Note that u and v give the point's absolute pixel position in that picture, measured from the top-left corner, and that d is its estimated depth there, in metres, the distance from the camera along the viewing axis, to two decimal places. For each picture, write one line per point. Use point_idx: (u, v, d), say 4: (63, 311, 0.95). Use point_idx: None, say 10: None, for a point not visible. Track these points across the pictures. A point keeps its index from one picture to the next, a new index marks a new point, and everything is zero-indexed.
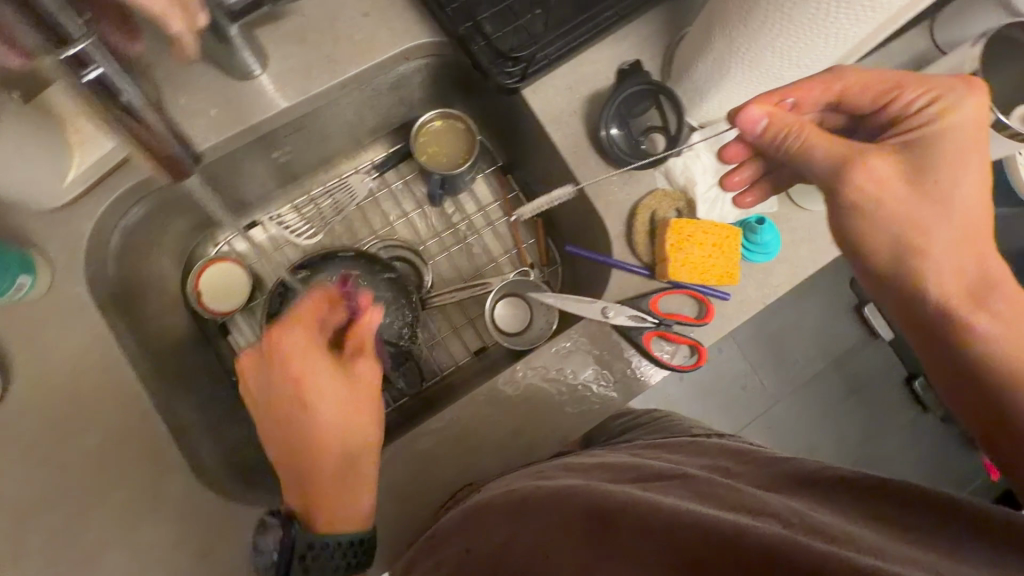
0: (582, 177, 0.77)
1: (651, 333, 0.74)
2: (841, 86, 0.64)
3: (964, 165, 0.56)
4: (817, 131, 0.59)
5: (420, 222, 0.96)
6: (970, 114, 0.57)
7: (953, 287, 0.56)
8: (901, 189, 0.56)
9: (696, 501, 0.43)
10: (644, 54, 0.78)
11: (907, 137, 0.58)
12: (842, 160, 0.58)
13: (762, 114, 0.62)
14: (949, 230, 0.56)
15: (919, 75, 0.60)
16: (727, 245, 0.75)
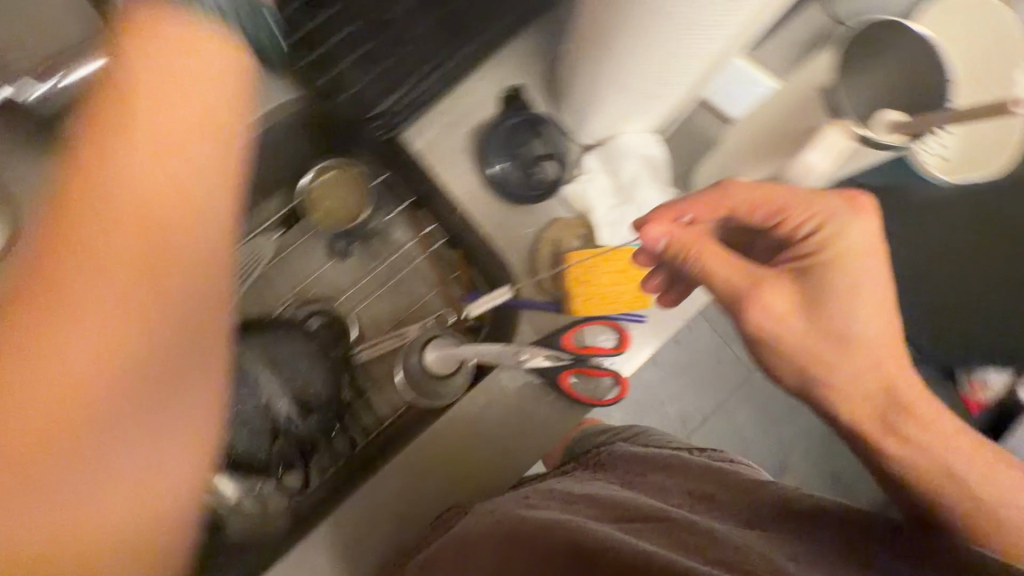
0: (478, 216, 0.73)
1: (567, 371, 0.70)
2: (729, 203, 0.57)
3: (857, 298, 0.52)
4: (712, 258, 0.54)
5: (336, 272, 0.94)
6: (860, 238, 0.52)
7: (866, 414, 0.54)
8: (800, 326, 0.52)
9: (668, 543, 0.49)
10: (526, 74, 0.73)
11: (800, 267, 0.53)
12: (735, 299, 0.53)
13: (662, 234, 0.56)
14: (856, 370, 0.52)
15: (807, 194, 0.54)
16: (635, 267, 0.71)
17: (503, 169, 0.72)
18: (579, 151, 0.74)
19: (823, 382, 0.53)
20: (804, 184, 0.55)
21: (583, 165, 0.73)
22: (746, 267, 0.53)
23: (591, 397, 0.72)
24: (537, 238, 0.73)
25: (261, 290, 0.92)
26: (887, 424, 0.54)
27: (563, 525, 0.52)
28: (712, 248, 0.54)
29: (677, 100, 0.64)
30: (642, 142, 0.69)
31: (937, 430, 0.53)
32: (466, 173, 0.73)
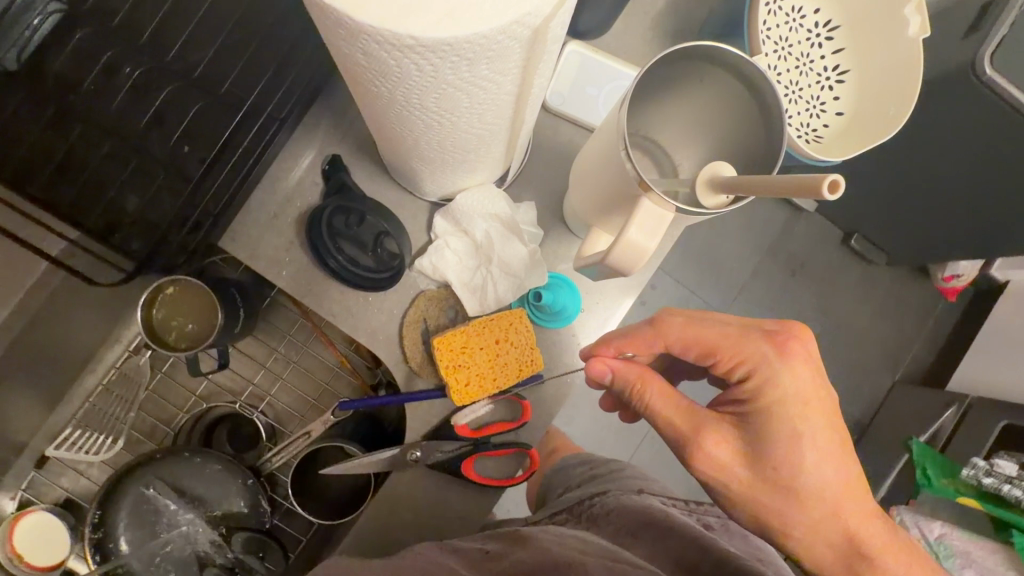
0: (334, 313, 0.64)
1: (469, 458, 0.64)
2: (666, 341, 0.56)
3: (799, 443, 0.51)
4: (655, 398, 0.52)
5: (232, 370, 0.89)
6: (793, 382, 0.51)
7: (823, 553, 0.52)
8: (743, 468, 0.51)
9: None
10: (343, 137, 0.62)
11: (740, 410, 0.52)
12: (679, 442, 0.52)
13: (607, 368, 0.55)
14: (808, 508, 0.51)
15: (737, 335, 0.53)
16: (512, 331, 0.63)
17: (343, 258, 0.62)
18: (427, 210, 0.64)
19: (774, 521, 0.51)
20: (636, 271, 0.41)
21: (433, 228, 0.63)
22: (691, 410, 0.52)
23: (505, 476, 0.66)
24: (402, 322, 0.64)
25: (158, 410, 0.87)
26: (843, 566, 0.52)
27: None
28: (656, 387, 0.53)
29: (504, 152, 0.54)
30: (487, 198, 0.60)
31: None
32: (306, 267, 0.63)
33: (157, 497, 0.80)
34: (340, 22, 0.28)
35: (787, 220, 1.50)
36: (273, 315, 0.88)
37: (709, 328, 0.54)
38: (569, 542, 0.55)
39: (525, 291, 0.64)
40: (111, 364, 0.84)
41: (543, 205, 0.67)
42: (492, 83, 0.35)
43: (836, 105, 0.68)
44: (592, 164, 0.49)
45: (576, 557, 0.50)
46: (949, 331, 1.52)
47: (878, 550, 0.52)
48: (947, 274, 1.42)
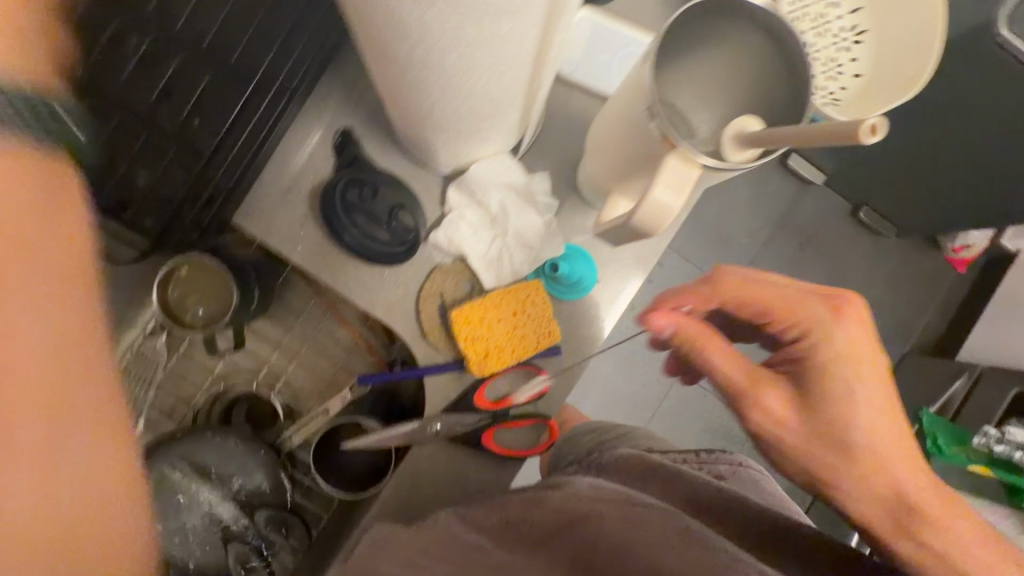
0: (349, 289, 0.64)
1: (489, 429, 0.64)
2: (722, 300, 0.57)
3: (848, 398, 0.54)
4: (720, 357, 0.52)
5: (247, 351, 0.90)
6: (844, 343, 0.54)
7: (874, 506, 0.54)
8: (794, 417, 0.54)
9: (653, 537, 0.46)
10: (353, 111, 0.62)
11: (792, 367, 0.56)
12: (734, 397, 0.55)
13: (671, 324, 0.52)
14: (857, 457, 0.54)
15: (791, 296, 0.56)
16: (529, 303, 0.63)
17: (357, 232, 0.62)
18: (440, 182, 0.64)
19: (822, 471, 0.55)
20: (657, 233, 0.40)
21: (447, 201, 0.62)
22: (749, 369, 0.54)
23: (524, 447, 0.66)
24: (418, 296, 0.64)
25: (177, 388, 0.88)
26: (893, 521, 0.54)
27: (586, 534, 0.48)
28: (719, 345, 0.52)
29: (519, 120, 0.53)
30: (501, 168, 0.60)
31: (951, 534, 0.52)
32: (320, 243, 0.63)
33: (176, 476, 0.81)
34: None
35: (796, 192, 1.48)
36: (285, 296, 0.88)
37: (766, 288, 0.55)
38: (582, 492, 0.56)
39: (540, 264, 0.64)
40: (127, 347, 0.83)
41: (557, 175, 0.66)
42: (515, 40, 0.35)
43: (854, 67, 0.67)
44: (607, 132, 0.49)
45: (591, 510, 0.51)
46: (960, 301, 1.51)
47: (927, 503, 0.54)
48: (957, 246, 1.44)
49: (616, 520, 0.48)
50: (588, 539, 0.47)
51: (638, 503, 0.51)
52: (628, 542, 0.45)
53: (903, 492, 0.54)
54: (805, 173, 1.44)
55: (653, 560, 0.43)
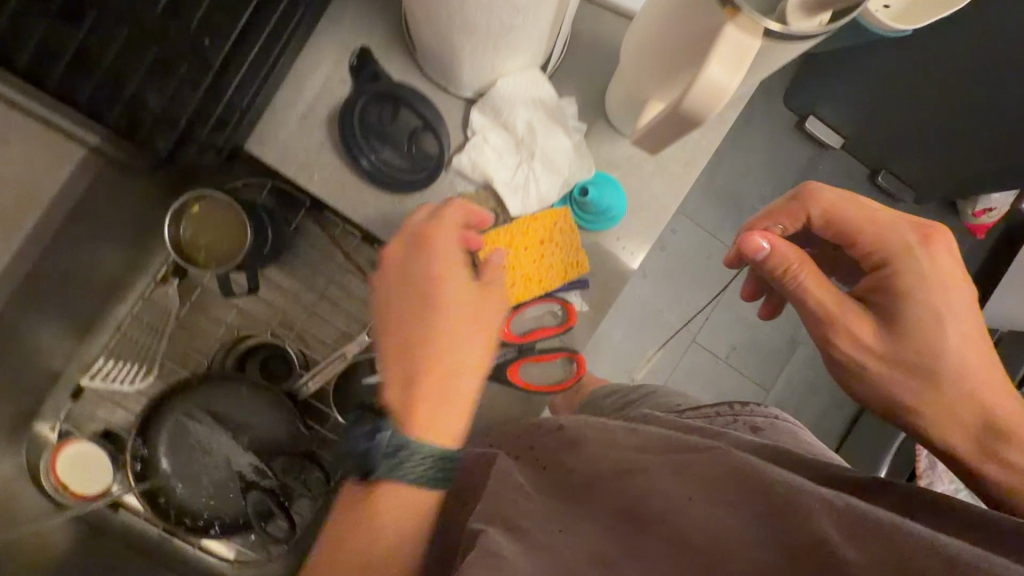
0: (369, 220, 0.61)
1: (515, 363, 0.63)
2: (812, 214, 0.58)
3: (941, 326, 0.54)
4: (812, 281, 0.54)
5: (259, 302, 0.87)
6: (936, 269, 0.54)
7: (956, 430, 0.55)
8: (880, 346, 0.55)
9: (689, 491, 0.41)
10: (371, 33, 0.60)
11: (879, 297, 0.56)
12: (822, 325, 0.55)
13: (765, 243, 0.54)
14: (942, 383, 0.54)
15: (880, 221, 0.56)
16: (557, 231, 0.60)
17: (377, 158, 0.59)
18: (463, 107, 0.61)
19: (906, 399, 0.55)
20: (712, 117, 0.37)
21: (470, 124, 0.59)
22: (841, 299, 0.55)
23: (548, 382, 0.65)
24: None
25: (188, 341, 0.85)
26: (975, 443, 0.54)
27: (618, 481, 0.45)
28: (808, 268, 0.54)
29: (549, 28, 0.50)
30: (530, 84, 0.56)
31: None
32: (339, 172, 0.61)
33: (192, 424, 0.80)
34: None
35: (814, 156, 1.44)
36: (298, 243, 0.86)
37: (856, 210, 0.56)
38: (608, 433, 0.51)
39: (569, 189, 0.61)
40: (141, 293, 0.83)
41: (585, 103, 0.63)
42: None
43: None
44: (648, 30, 0.46)
45: (635, 463, 0.46)
46: (978, 268, 1.48)
47: (1015, 426, 0.53)
48: (978, 210, 1.41)
49: (666, 473, 0.43)
50: (637, 496, 0.43)
51: (686, 448, 0.45)
52: (683, 500, 0.41)
53: (987, 414, 0.54)
54: (824, 136, 1.40)
55: (710, 518, 0.39)
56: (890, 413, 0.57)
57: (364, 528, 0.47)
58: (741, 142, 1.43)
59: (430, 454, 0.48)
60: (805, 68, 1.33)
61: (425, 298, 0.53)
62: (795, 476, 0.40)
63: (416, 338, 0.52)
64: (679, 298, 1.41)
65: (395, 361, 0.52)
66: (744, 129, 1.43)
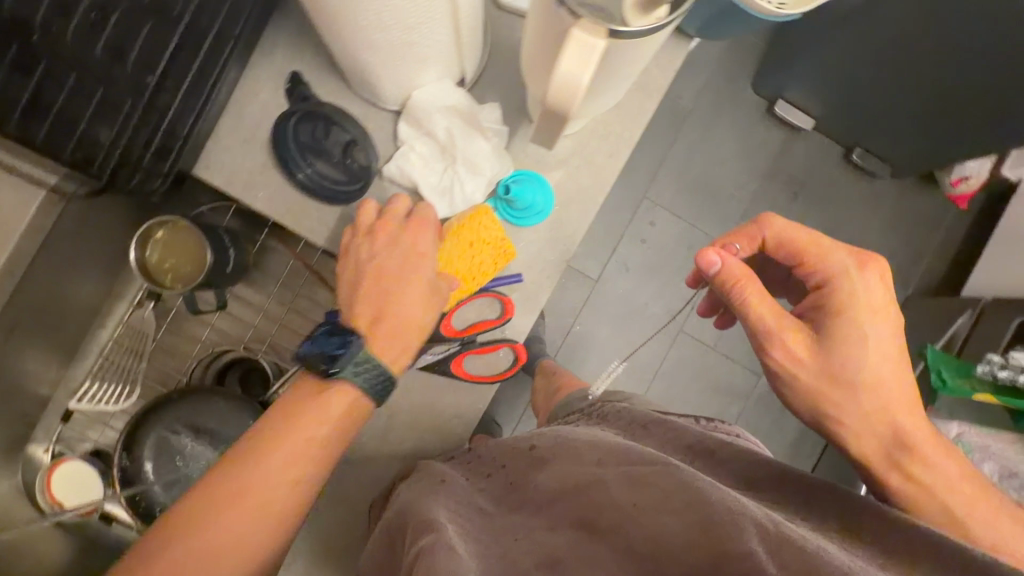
0: (313, 232, 0.66)
1: (458, 357, 0.67)
2: (764, 240, 0.67)
3: (862, 344, 0.61)
4: (754, 298, 0.61)
5: (232, 318, 0.93)
6: (866, 293, 0.62)
7: (870, 440, 0.60)
8: (810, 355, 0.62)
9: (643, 496, 0.46)
10: (304, 57, 0.64)
11: (817, 314, 0.63)
12: (761, 335, 0.62)
13: (716, 259, 0.61)
14: (860, 398, 0.60)
15: (825, 245, 0.64)
16: (484, 226, 0.62)
17: (313, 173, 0.64)
18: (391, 120, 0.65)
19: (829, 407, 0.61)
20: (573, 108, 0.41)
21: (398, 135, 0.64)
22: (781, 313, 0.62)
23: (491, 373, 0.68)
24: None
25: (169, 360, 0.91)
26: (885, 453, 0.59)
27: (578, 487, 0.50)
28: (753, 285, 0.61)
29: (454, 38, 0.53)
30: (442, 93, 0.61)
31: (937, 470, 0.57)
32: (281, 190, 0.65)
33: (174, 437, 0.84)
34: None
35: (783, 142, 1.46)
36: (265, 260, 0.92)
37: (805, 235, 0.65)
38: (578, 449, 0.56)
39: (494, 188, 0.65)
40: (120, 318, 0.88)
41: (508, 107, 0.67)
42: None
43: None
44: (534, 26, 0.50)
45: (594, 476, 0.50)
46: (960, 242, 1.48)
47: (922, 443, 0.59)
48: (955, 178, 1.39)
49: (621, 484, 0.48)
50: (593, 505, 0.47)
51: (646, 462, 0.50)
52: (631, 507, 0.45)
53: (898, 430, 0.60)
54: (795, 120, 1.42)
55: (654, 526, 0.43)
56: (816, 420, 0.63)
57: (304, 424, 0.56)
58: (708, 133, 1.45)
59: (378, 371, 0.57)
60: (770, 52, 1.35)
61: (402, 245, 0.61)
62: (738, 498, 0.44)
63: (388, 286, 0.60)
64: (659, 290, 1.43)
65: (364, 307, 0.60)
66: (715, 119, 1.45)
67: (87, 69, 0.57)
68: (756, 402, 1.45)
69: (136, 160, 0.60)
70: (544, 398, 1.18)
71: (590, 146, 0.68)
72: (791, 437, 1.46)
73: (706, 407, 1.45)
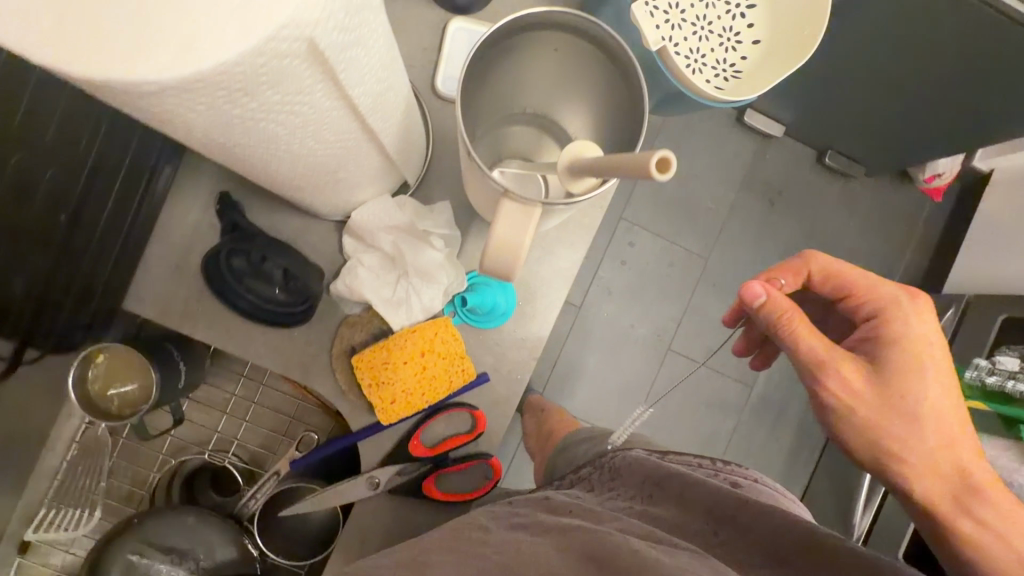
0: (260, 356, 0.61)
1: (428, 477, 0.63)
2: (808, 272, 0.63)
3: (925, 377, 0.56)
4: (805, 332, 0.55)
5: (196, 420, 0.88)
6: (922, 327, 0.58)
7: (934, 481, 0.57)
8: (870, 393, 0.56)
9: (671, 562, 0.40)
10: (233, 171, 0.60)
11: (871, 348, 0.58)
12: (817, 371, 0.56)
13: (764, 291, 0.55)
14: (924, 437, 0.56)
15: (872, 279, 0.60)
16: (440, 341, 0.60)
17: (255, 298, 0.57)
18: (336, 230, 0.61)
19: (891, 445, 0.56)
20: (515, 274, 0.36)
21: (344, 249, 0.59)
22: (832, 346, 0.56)
23: (466, 491, 0.65)
24: (331, 353, 0.61)
25: (132, 469, 0.87)
26: (947, 488, 0.57)
27: (598, 531, 0.44)
28: (804, 321, 0.54)
29: (384, 163, 0.49)
30: (383, 211, 0.57)
31: (1003, 510, 0.56)
32: (223, 315, 0.60)
33: (144, 563, 0.74)
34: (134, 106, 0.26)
35: (756, 149, 1.34)
36: (222, 362, 0.88)
37: (851, 268, 0.61)
38: (596, 508, 0.51)
39: (451, 297, 0.61)
40: (69, 438, 0.83)
41: (457, 202, 0.62)
42: (312, 113, 0.32)
43: (751, 32, 0.62)
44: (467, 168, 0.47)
45: (607, 525, 0.45)
46: (942, 233, 1.38)
47: (980, 477, 0.57)
48: (927, 176, 1.32)
49: (641, 542, 0.42)
50: (609, 548, 0.41)
51: (669, 541, 0.44)
52: (654, 560, 0.39)
53: (959, 467, 0.57)
54: (764, 126, 1.30)
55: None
56: (877, 460, 0.58)
57: None
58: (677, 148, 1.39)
59: None
60: None
61: None
62: None
63: None
64: (641, 317, 1.31)
65: None
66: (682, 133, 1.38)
67: None
68: (751, 422, 1.32)
69: (48, 322, 0.57)
70: (537, 440, 1.09)
71: (549, 233, 0.63)
72: (785, 451, 1.33)
73: (701, 428, 1.32)
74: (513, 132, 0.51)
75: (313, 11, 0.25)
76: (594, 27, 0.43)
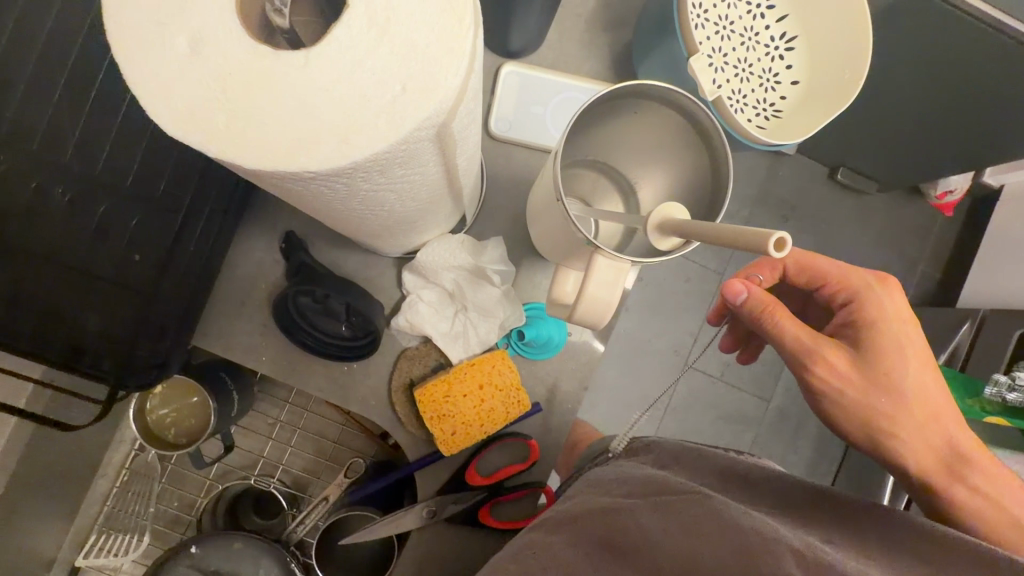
0: (320, 388, 0.63)
1: (484, 506, 0.64)
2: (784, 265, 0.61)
3: (904, 353, 0.52)
4: (788, 320, 0.51)
5: (241, 445, 0.90)
6: (895, 307, 0.54)
7: (927, 457, 0.51)
8: (853, 375, 0.52)
9: (670, 526, 0.37)
10: (297, 212, 0.63)
11: (849, 333, 0.55)
12: (804, 360, 0.52)
13: (742, 284, 0.52)
14: (910, 413, 0.51)
15: (842, 265, 0.58)
16: (496, 373, 0.62)
17: (323, 334, 0.61)
18: (392, 266, 0.63)
19: (881, 425, 0.51)
20: (606, 321, 0.43)
21: (404, 285, 0.62)
22: (815, 334, 0.52)
23: (519, 520, 0.66)
24: (390, 384, 0.63)
25: (177, 494, 0.89)
26: (944, 465, 0.51)
27: (615, 510, 0.41)
28: (782, 307, 0.51)
29: (454, 208, 0.52)
30: (447, 251, 0.59)
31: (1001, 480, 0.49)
32: (286, 349, 0.63)
33: None
34: (284, 179, 0.28)
35: (769, 166, 1.33)
36: (267, 392, 0.90)
37: (823, 257, 0.58)
38: (605, 486, 0.48)
39: (507, 331, 0.63)
40: (120, 465, 0.85)
41: (508, 237, 0.65)
42: (408, 188, 0.34)
43: (790, 73, 0.65)
44: (550, 221, 0.49)
45: (621, 503, 0.42)
46: (952, 247, 1.39)
47: (975, 452, 0.51)
48: (940, 192, 1.31)
49: (648, 513, 0.39)
50: (620, 529, 0.38)
51: (672, 492, 0.41)
52: (661, 533, 0.37)
53: (954, 444, 0.51)
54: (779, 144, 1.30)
55: (688, 551, 0.35)
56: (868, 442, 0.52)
57: None
58: None
59: None
60: None
61: None
62: (770, 524, 0.37)
63: None
64: (662, 330, 1.33)
65: None
66: None
67: (63, 264, 0.52)
68: (769, 435, 1.34)
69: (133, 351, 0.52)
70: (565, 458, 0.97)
71: None
72: (804, 464, 1.34)
73: (720, 442, 1.33)
74: (575, 175, 0.54)
75: (450, 109, 0.28)
76: (670, 92, 0.45)
